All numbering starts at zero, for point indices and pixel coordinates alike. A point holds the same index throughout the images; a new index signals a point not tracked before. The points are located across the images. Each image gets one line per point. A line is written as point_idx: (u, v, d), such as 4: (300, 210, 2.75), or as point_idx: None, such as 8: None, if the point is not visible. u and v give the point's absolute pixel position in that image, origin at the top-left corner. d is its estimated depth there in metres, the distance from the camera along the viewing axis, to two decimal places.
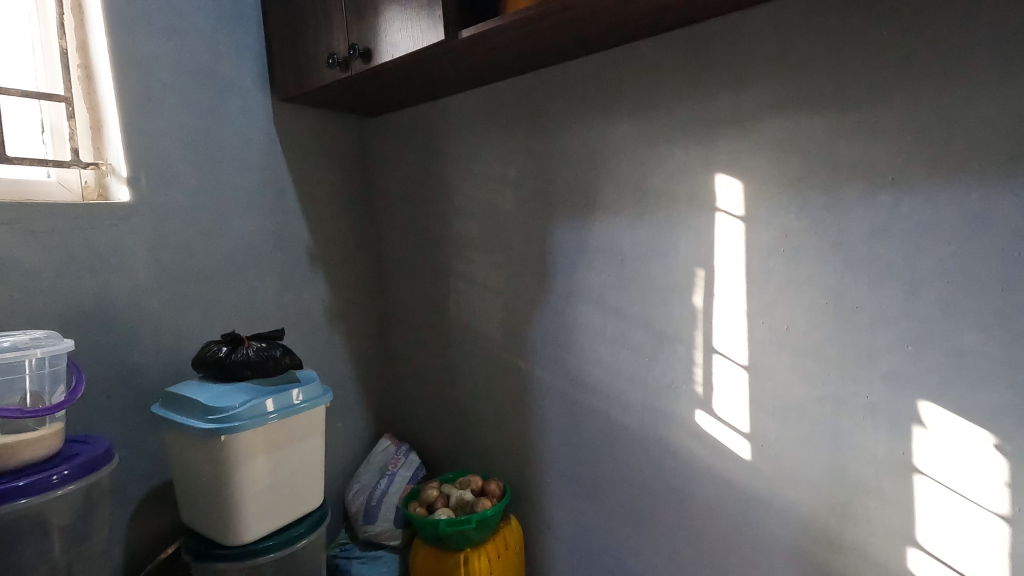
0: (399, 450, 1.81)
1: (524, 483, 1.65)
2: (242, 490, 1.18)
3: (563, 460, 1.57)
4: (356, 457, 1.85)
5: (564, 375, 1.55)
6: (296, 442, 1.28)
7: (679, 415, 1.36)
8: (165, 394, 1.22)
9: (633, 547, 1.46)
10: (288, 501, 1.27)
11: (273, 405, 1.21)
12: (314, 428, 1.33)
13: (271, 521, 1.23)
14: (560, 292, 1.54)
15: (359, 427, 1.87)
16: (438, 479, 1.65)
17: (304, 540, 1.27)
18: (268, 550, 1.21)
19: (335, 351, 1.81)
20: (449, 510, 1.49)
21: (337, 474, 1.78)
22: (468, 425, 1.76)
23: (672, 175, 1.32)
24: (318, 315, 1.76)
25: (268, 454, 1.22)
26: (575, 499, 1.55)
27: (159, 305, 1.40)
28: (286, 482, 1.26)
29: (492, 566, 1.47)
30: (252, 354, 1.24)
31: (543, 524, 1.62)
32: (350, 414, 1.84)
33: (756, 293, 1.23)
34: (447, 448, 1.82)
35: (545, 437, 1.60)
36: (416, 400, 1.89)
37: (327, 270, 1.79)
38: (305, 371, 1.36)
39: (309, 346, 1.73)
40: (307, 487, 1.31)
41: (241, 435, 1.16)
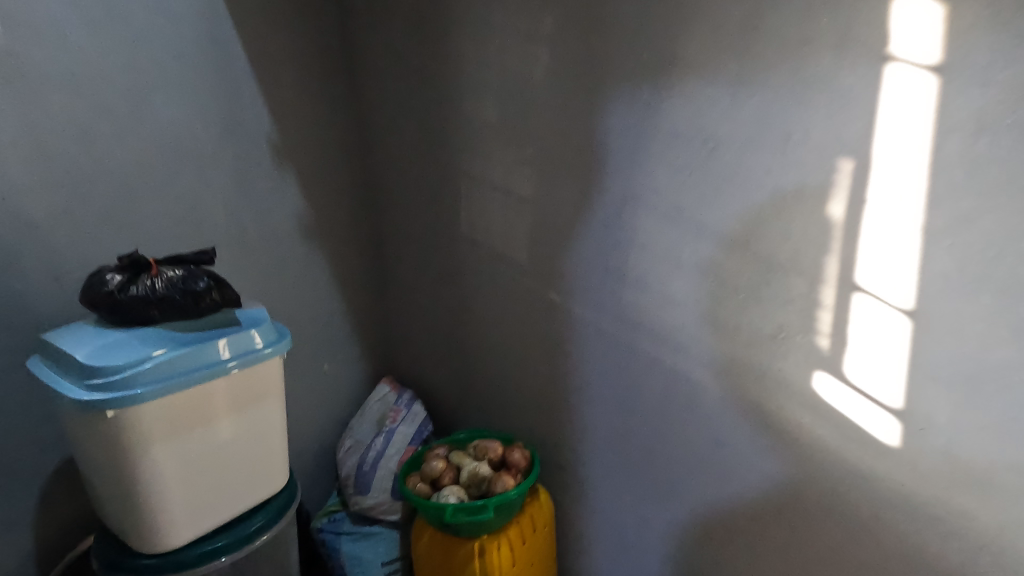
0: (400, 399, 1.46)
1: (557, 449, 1.29)
2: (163, 485, 0.84)
3: (611, 425, 1.19)
4: (346, 407, 1.51)
5: (615, 315, 1.13)
6: (247, 412, 0.92)
7: (786, 379, 0.95)
8: (43, 343, 0.84)
9: (706, 543, 1.10)
10: (237, 490, 0.93)
11: (197, 362, 0.83)
12: (272, 389, 0.96)
13: (212, 518, 0.90)
14: (615, 199, 1.09)
15: (349, 372, 1.51)
16: (448, 441, 1.29)
17: (263, 538, 0.96)
18: (208, 558, 0.89)
19: (314, 278, 1.41)
20: (462, 492, 1.12)
21: (322, 429, 1.44)
22: (486, 373, 1.38)
23: (811, 8, 0.82)
24: (288, 232, 1.35)
25: (199, 433, 0.86)
26: (624, 475, 1.19)
27: (48, 217, 0.98)
28: (232, 466, 0.91)
29: (514, 557, 1.14)
30: (160, 289, 0.84)
31: (580, 500, 1.28)
32: (337, 356, 1.47)
33: (945, 196, 0.77)
34: (458, 399, 1.46)
35: (586, 394, 1.21)
36: (418, 339, 1.51)
37: (298, 172, 1.36)
38: (251, 309, 0.96)
39: (277, 273, 1.33)
40: (265, 467, 0.97)
41: (148, 407, 0.79)
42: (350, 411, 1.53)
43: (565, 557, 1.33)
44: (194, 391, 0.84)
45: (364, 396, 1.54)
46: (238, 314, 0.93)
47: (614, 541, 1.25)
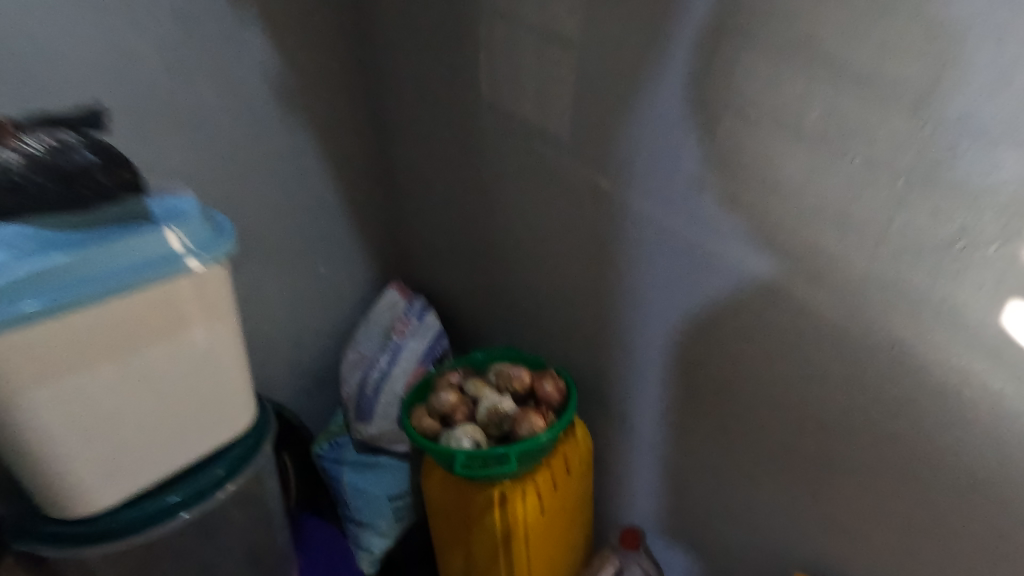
0: (409, 307, 1.20)
1: (599, 375, 1.04)
2: (66, 438, 0.63)
3: (674, 351, 0.92)
4: (349, 312, 1.27)
5: (696, 212, 0.81)
6: (180, 341, 0.69)
7: (959, 307, 0.65)
8: None
9: (786, 498, 0.88)
10: (180, 437, 0.72)
11: (83, 274, 0.59)
12: (217, 310, 0.71)
13: (150, 473, 0.71)
14: (711, 32, 0.71)
15: (349, 276, 1.25)
16: (465, 363, 1.05)
17: (220, 495, 0.76)
18: (149, 524, 0.71)
19: (297, 157, 1.10)
20: (478, 433, 0.88)
21: (319, 341, 1.23)
22: (515, 279, 1.11)
23: None
24: (256, 98, 1.03)
25: (109, 372, 0.64)
26: (688, 415, 0.95)
27: None
28: (167, 410, 0.70)
29: (542, 507, 0.94)
30: (16, 169, 0.59)
31: (625, 434, 1.05)
32: (334, 257, 1.21)
33: None
34: (481, 311, 1.20)
35: (643, 311, 0.93)
36: (431, 238, 1.22)
37: (262, 11, 1.00)
38: (181, 196, 0.69)
39: (245, 149, 1.03)
40: (218, 407, 0.75)
41: (14, 336, 0.57)
42: (354, 321, 1.29)
43: (603, 490, 1.14)
44: (88, 317, 0.61)
45: (371, 299, 1.30)
46: (155, 205, 0.66)
47: (663, 482, 1.04)
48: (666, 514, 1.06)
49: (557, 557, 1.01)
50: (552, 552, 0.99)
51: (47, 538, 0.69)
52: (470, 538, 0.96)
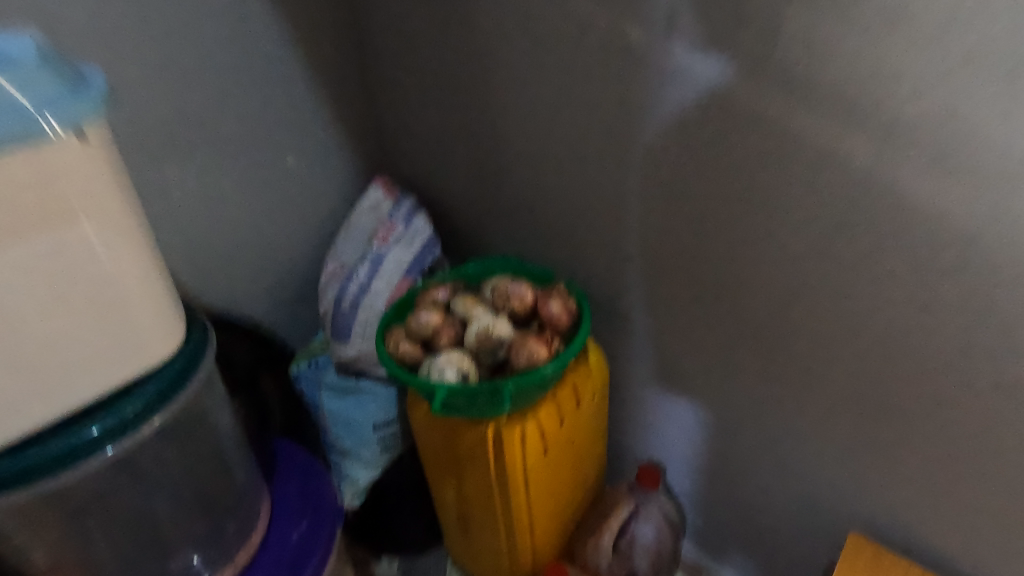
0: (394, 210, 1.01)
1: (619, 287, 0.88)
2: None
3: (712, 258, 0.76)
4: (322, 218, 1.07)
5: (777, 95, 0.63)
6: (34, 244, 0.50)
7: None
8: None
9: (837, 424, 0.77)
10: (64, 370, 0.55)
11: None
12: (101, 203, 0.53)
13: (26, 416, 0.54)
14: None
15: (326, 177, 1.05)
16: (457, 274, 0.86)
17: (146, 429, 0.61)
18: (34, 476, 0.56)
19: (251, 24, 0.88)
20: (466, 362, 0.72)
21: (295, 255, 1.06)
22: (520, 177, 0.91)
23: None
24: None
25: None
26: (735, 341, 0.81)
27: None
28: (31, 337, 0.52)
29: (545, 445, 0.79)
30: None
31: (646, 354, 0.91)
32: (306, 155, 1.01)
33: None
34: (478, 219, 1.01)
35: (692, 217, 0.77)
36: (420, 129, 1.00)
37: None
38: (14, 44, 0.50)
39: (168, 8, 0.80)
40: (118, 332, 0.57)
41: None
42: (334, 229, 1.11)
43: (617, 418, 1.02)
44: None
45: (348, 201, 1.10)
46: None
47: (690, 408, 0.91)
48: (689, 444, 0.95)
49: (561, 496, 0.88)
50: (557, 491, 0.86)
51: None
52: (462, 477, 0.83)
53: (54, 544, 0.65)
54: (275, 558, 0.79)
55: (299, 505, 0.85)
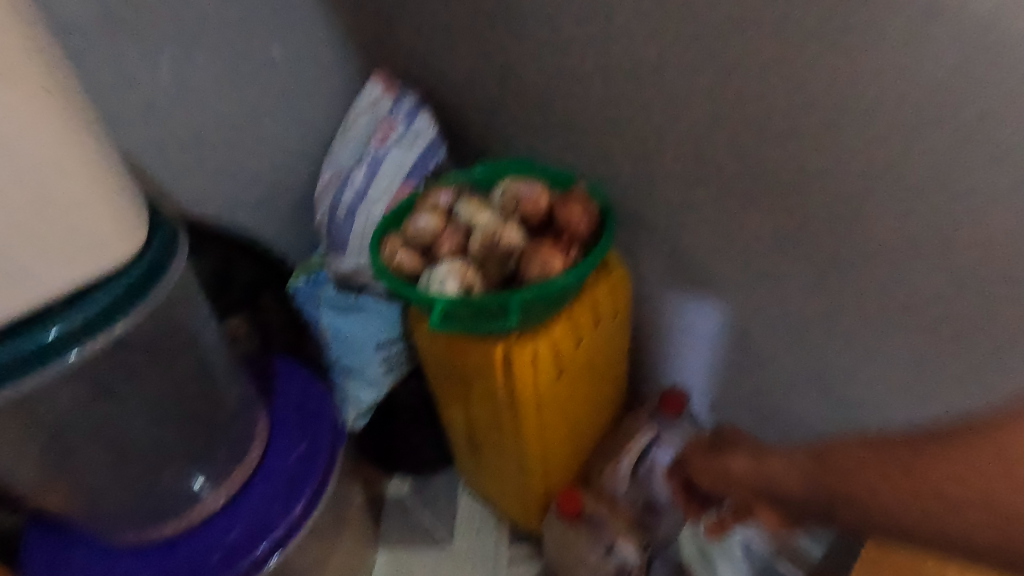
0: (394, 105, 0.89)
1: (650, 195, 0.78)
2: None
3: (753, 157, 0.64)
4: (318, 121, 0.96)
5: None
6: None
7: None
8: None
9: (899, 353, 0.66)
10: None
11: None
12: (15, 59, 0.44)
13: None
14: None
15: (320, 79, 0.94)
16: (462, 175, 0.76)
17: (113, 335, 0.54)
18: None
19: None
20: (470, 273, 0.63)
21: (291, 170, 0.97)
22: (534, 71, 0.78)
23: None
24: None
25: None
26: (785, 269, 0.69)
27: None
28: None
29: (558, 366, 0.71)
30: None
31: (679, 272, 0.82)
32: (296, 53, 0.90)
33: None
34: (493, 127, 0.89)
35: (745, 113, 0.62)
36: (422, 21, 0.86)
37: None
38: None
39: None
40: (59, 226, 0.48)
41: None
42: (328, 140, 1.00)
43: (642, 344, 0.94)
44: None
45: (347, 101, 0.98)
46: None
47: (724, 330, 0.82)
48: (720, 371, 0.87)
49: (575, 420, 0.82)
50: (571, 414, 0.80)
51: None
52: (470, 400, 0.76)
53: (39, 460, 0.62)
54: (274, 476, 0.76)
55: (299, 425, 0.81)
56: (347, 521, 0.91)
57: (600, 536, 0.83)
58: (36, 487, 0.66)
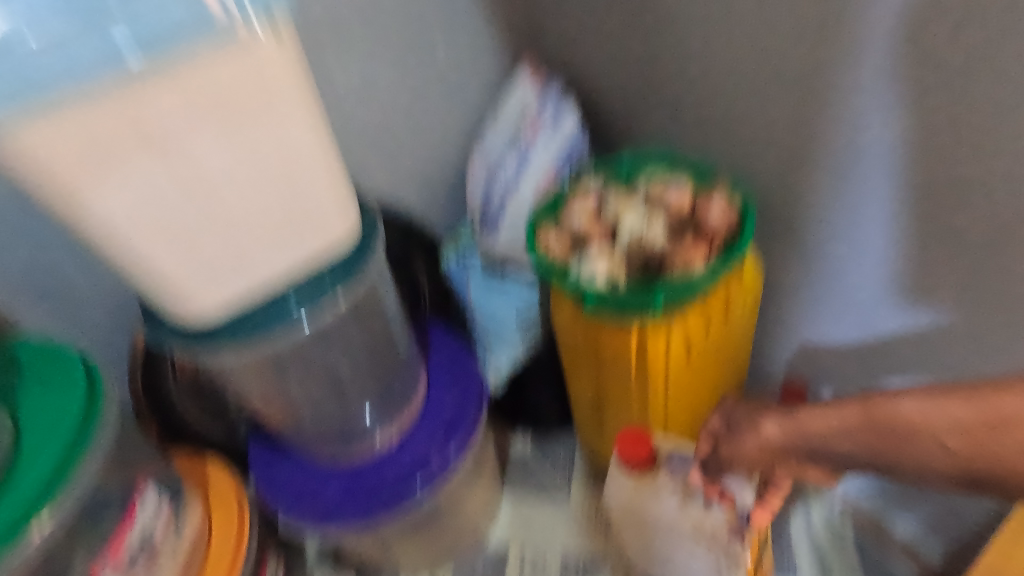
0: (545, 99, 0.98)
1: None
2: (124, 249, 0.53)
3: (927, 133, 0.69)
4: (480, 95, 1.06)
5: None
6: (230, 133, 0.52)
7: None
8: None
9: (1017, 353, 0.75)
10: (259, 247, 0.60)
11: (66, 50, 0.44)
12: (295, 86, 0.54)
13: (232, 283, 0.61)
14: None
15: (484, 83, 1.05)
16: (612, 162, 0.83)
17: (344, 295, 0.71)
18: (263, 332, 0.67)
19: None
20: (618, 266, 0.71)
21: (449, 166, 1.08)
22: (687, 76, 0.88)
23: None
24: None
25: (126, 173, 0.49)
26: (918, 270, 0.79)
27: None
28: (223, 220, 0.56)
29: (686, 357, 0.79)
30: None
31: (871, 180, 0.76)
32: (468, 64, 1.01)
33: None
34: (638, 129, 1.01)
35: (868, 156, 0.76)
36: (586, 38, 0.98)
37: None
38: None
39: None
40: (300, 214, 0.61)
41: (38, 122, 0.44)
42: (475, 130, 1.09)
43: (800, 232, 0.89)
44: (87, 99, 0.45)
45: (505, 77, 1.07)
46: None
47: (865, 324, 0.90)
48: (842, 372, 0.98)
49: (695, 403, 0.90)
50: (692, 397, 0.88)
51: (166, 335, 0.67)
52: (601, 377, 0.86)
53: (270, 388, 0.79)
54: (434, 418, 0.92)
55: (450, 375, 0.95)
56: (484, 468, 1.05)
57: (719, 482, 0.80)
58: (264, 407, 0.84)
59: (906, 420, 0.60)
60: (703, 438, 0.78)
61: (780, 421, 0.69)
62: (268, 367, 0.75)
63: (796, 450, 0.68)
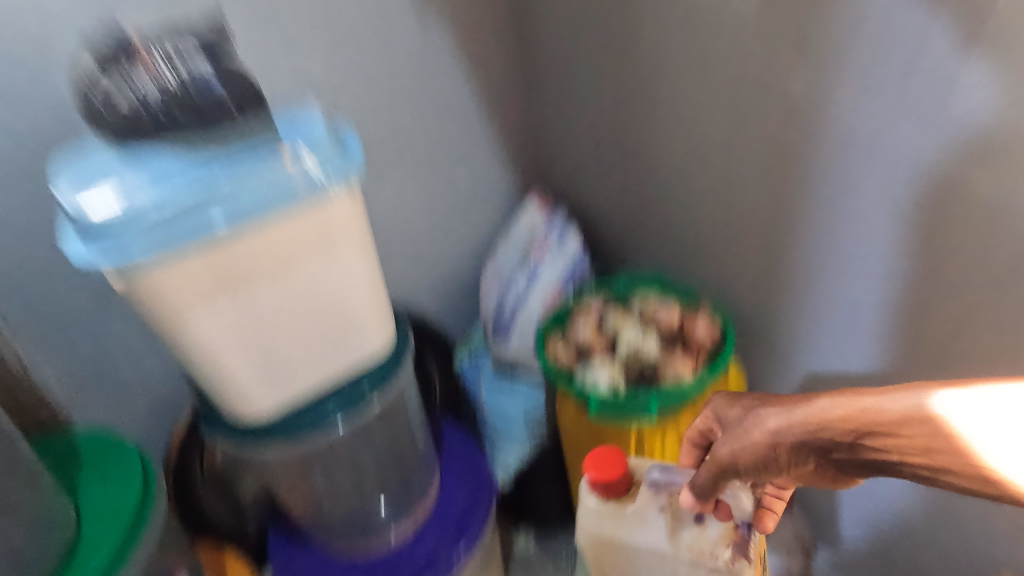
0: (552, 224, 1.13)
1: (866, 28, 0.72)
2: (207, 363, 0.64)
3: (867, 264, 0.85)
4: (491, 203, 1.19)
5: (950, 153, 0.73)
6: (303, 270, 0.65)
7: None
8: (73, 167, 0.59)
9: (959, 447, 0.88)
10: (312, 360, 0.71)
11: (182, 220, 0.55)
12: (350, 228, 0.67)
13: (290, 390, 0.71)
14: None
15: (496, 209, 1.21)
16: (610, 282, 0.97)
17: (378, 400, 0.81)
18: (306, 431, 0.76)
19: (456, 89, 1.04)
20: (618, 374, 0.82)
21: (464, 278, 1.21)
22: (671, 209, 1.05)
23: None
24: (423, 26, 0.96)
25: (221, 305, 0.61)
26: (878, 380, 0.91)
27: None
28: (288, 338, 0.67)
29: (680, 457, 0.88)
30: (157, 109, 0.56)
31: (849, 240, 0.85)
32: (483, 195, 1.17)
33: None
34: (632, 250, 1.16)
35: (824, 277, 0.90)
36: (585, 176, 1.16)
37: None
38: (340, 128, 0.65)
39: (401, 82, 0.97)
40: (343, 332, 0.72)
41: (158, 271, 0.56)
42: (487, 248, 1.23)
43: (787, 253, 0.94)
44: (200, 251, 0.57)
45: (517, 197, 1.22)
46: (311, 127, 0.63)
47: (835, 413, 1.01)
48: None
49: None
50: None
51: (219, 432, 0.76)
52: None
53: (300, 483, 0.86)
54: (446, 513, 0.98)
55: (461, 469, 1.02)
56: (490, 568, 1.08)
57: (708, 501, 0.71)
58: (289, 500, 0.89)
59: (895, 424, 0.53)
60: (691, 442, 0.75)
61: (778, 415, 0.63)
62: (301, 463, 0.83)
63: (798, 445, 0.61)
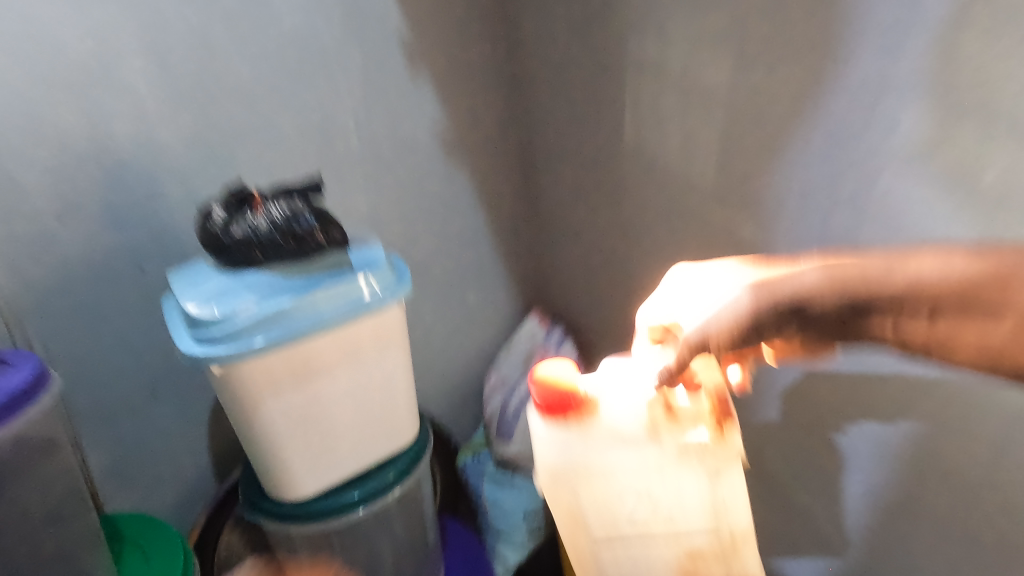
0: (550, 337, 1.30)
1: (831, 29, 0.70)
2: (269, 441, 0.77)
3: None
4: (497, 311, 1.35)
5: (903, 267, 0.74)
6: (356, 368, 0.80)
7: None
8: (187, 278, 0.76)
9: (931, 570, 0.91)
10: (354, 443, 0.84)
11: (273, 324, 0.71)
12: (392, 334, 0.82)
13: (333, 468, 0.84)
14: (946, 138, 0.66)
15: (500, 326, 1.37)
16: None
17: (397, 489, 0.90)
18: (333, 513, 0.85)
19: (470, 227, 1.24)
20: None
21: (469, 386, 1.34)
22: None
23: None
24: (446, 180, 1.18)
25: (289, 394, 0.76)
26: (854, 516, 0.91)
27: (186, 163, 0.89)
28: (336, 423, 0.81)
29: None
30: (262, 242, 0.74)
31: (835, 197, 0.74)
32: (489, 313, 1.34)
33: None
34: None
35: None
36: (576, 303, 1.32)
37: (459, 114, 1.15)
38: (393, 256, 0.84)
39: (426, 220, 1.17)
40: (377, 422, 0.85)
41: (243, 366, 0.71)
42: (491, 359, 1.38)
43: None
44: (282, 349, 0.72)
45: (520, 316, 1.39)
46: (370, 253, 0.81)
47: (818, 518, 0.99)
48: None
49: None
50: None
51: (257, 512, 0.85)
52: None
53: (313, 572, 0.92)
54: None
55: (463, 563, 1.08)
56: None
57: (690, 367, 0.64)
58: None
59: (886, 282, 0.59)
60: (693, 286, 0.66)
61: (822, 270, 0.62)
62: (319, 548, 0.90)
63: (793, 308, 0.63)
